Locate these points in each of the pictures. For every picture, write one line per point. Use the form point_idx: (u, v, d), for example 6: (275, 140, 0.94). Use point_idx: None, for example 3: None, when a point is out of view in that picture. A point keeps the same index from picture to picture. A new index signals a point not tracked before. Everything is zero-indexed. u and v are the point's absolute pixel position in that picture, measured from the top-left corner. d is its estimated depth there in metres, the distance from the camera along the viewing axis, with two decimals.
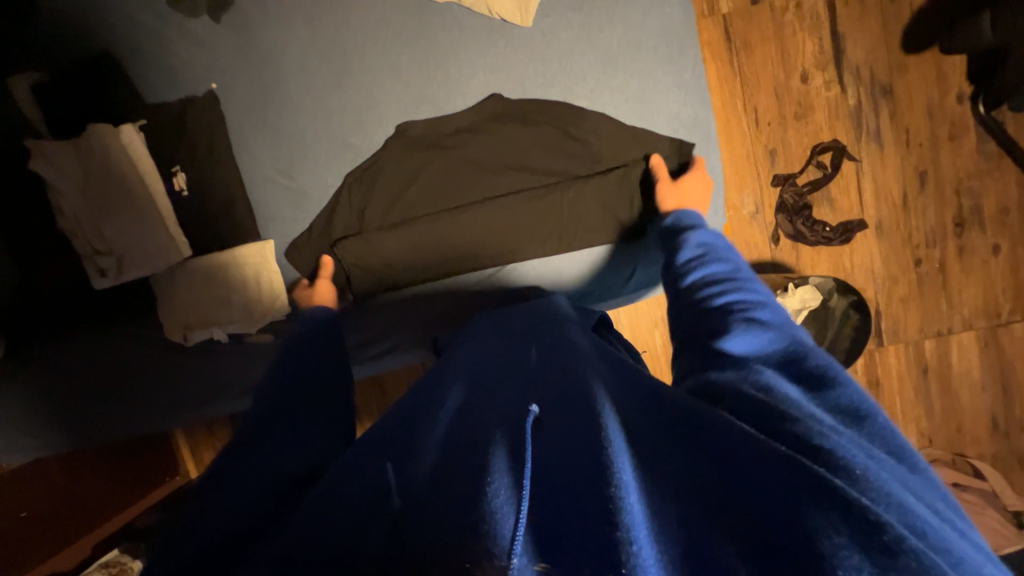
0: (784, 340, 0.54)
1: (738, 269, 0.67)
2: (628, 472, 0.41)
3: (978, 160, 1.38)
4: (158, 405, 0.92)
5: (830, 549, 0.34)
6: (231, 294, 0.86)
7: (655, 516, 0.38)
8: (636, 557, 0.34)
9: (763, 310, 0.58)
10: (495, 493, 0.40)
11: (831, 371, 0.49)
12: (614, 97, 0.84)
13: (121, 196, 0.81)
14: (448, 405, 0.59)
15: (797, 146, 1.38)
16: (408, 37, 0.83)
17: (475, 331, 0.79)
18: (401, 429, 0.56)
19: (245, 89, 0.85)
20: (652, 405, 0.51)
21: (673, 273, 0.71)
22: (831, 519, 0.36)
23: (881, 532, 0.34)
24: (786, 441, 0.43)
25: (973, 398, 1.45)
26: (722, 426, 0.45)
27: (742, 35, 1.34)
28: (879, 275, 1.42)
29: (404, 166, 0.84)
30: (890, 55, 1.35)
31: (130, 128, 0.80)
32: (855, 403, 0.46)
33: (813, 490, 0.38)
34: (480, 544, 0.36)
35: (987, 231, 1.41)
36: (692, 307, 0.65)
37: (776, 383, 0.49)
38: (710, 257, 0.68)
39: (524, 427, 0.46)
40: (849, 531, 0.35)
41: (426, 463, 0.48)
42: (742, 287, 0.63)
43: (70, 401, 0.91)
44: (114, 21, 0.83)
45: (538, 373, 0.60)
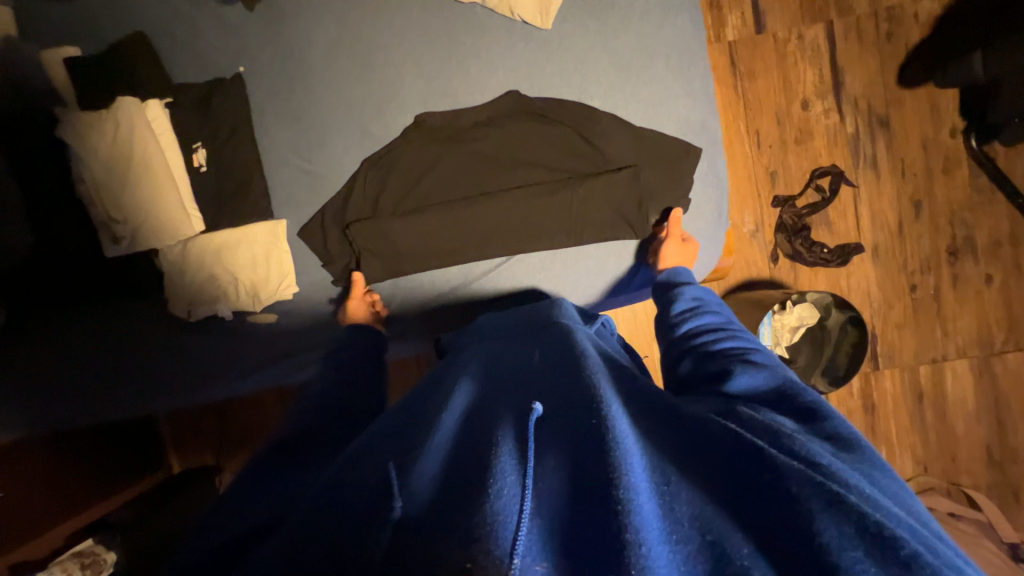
0: (774, 378, 0.58)
1: (727, 323, 0.73)
2: (638, 474, 0.42)
3: (970, 193, 1.43)
4: (165, 383, 0.92)
5: (845, 562, 0.36)
6: (239, 271, 0.87)
7: (667, 516, 0.40)
8: (644, 558, 0.35)
9: (753, 355, 0.63)
10: (499, 490, 0.41)
11: (823, 405, 0.52)
12: (626, 100, 0.88)
13: (140, 167, 0.83)
14: (454, 403, 0.58)
15: (797, 170, 1.43)
16: (433, 35, 0.87)
17: (479, 334, 0.81)
18: (405, 428, 0.57)
19: (271, 75, 0.88)
20: (660, 413, 0.52)
21: (668, 323, 0.77)
22: (845, 530, 0.37)
23: (897, 546, 0.36)
24: (788, 453, 0.44)
25: (968, 427, 1.46)
26: (733, 439, 0.46)
27: (746, 62, 1.41)
28: (875, 299, 1.44)
29: (422, 157, 0.87)
30: (887, 88, 1.41)
31: (157, 104, 0.84)
32: (846, 433, 0.48)
33: (827, 504, 0.39)
34: (482, 546, 0.36)
35: (980, 261, 1.44)
36: (688, 352, 0.70)
37: (772, 416, 0.51)
38: (701, 311, 0.75)
39: (528, 427, 0.47)
40: (863, 543, 0.36)
41: (427, 470, 0.47)
42: (732, 337, 0.68)
43: (63, 378, 0.89)
44: (151, 4, 0.86)
45: (545, 373, 0.61)
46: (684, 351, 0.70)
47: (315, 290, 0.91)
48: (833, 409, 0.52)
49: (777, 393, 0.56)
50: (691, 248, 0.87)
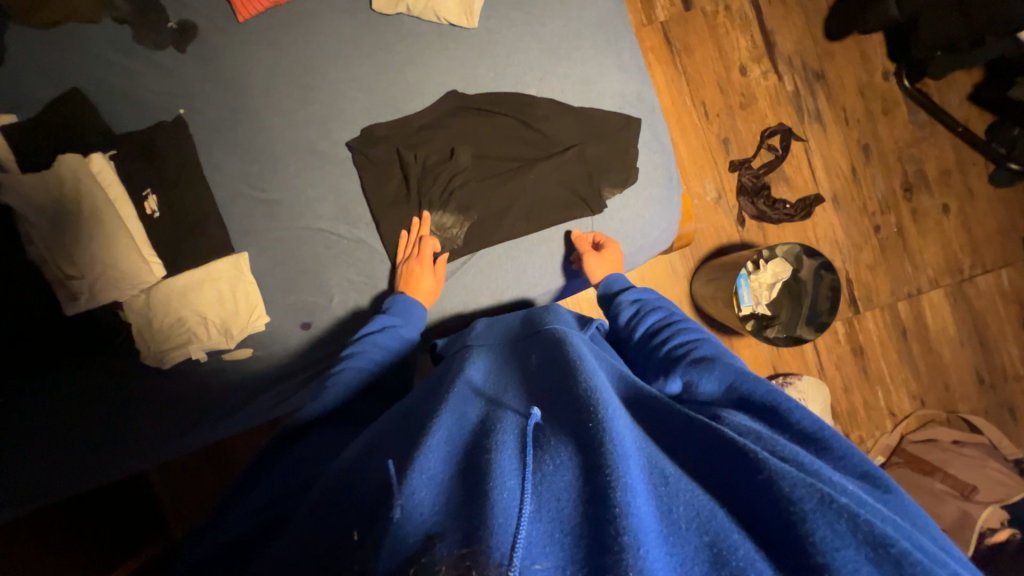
0: (725, 370, 0.59)
1: (672, 316, 0.76)
2: (633, 477, 0.42)
3: (912, 129, 1.49)
4: (148, 447, 0.89)
5: (839, 561, 0.37)
6: (206, 310, 0.86)
7: (665, 517, 0.41)
8: (641, 560, 0.35)
9: (702, 349, 0.66)
10: (499, 493, 0.41)
11: (776, 393, 0.54)
12: (562, 83, 0.90)
13: (91, 222, 0.83)
14: (456, 410, 0.56)
15: (747, 133, 1.47)
16: (364, 48, 0.89)
17: (473, 338, 0.82)
18: (406, 432, 0.55)
19: (213, 111, 0.88)
20: (658, 415, 0.53)
21: (623, 331, 0.79)
22: (838, 530, 0.39)
23: (889, 545, 0.37)
24: (775, 452, 0.46)
25: (955, 353, 1.49)
26: (722, 436, 0.46)
27: (681, 39, 1.45)
28: (844, 245, 1.47)
29: (377, 167, 0.88)
30: (816, 43, 1.47)
31: (100, 157, 0.84)
32: (817, 424, 0.49)
33: (819, 503, 0.40)
34: (484, 543, 0.37)
35: (934, 193, 1.49)
36: (647, 355, 0.72)
37: (738, 417, 0.53)
38: (646, 312, 0.78)
39: (527, 433, 0.48)
40: (858, 543, 0.38)
41: (430, 469, 0.46)
42: (680, 332, 0.71)
43: (39, 450, 0.86)
44: (82, 60, 0.87)
45: (540, 382, 0.60)
46: (645, 355, 0.72)
47: (286, 316, 0.90)
48: (788, 395, 0.53)
49: (730, 390, 0.57)
50: (610, 252, 0.89)
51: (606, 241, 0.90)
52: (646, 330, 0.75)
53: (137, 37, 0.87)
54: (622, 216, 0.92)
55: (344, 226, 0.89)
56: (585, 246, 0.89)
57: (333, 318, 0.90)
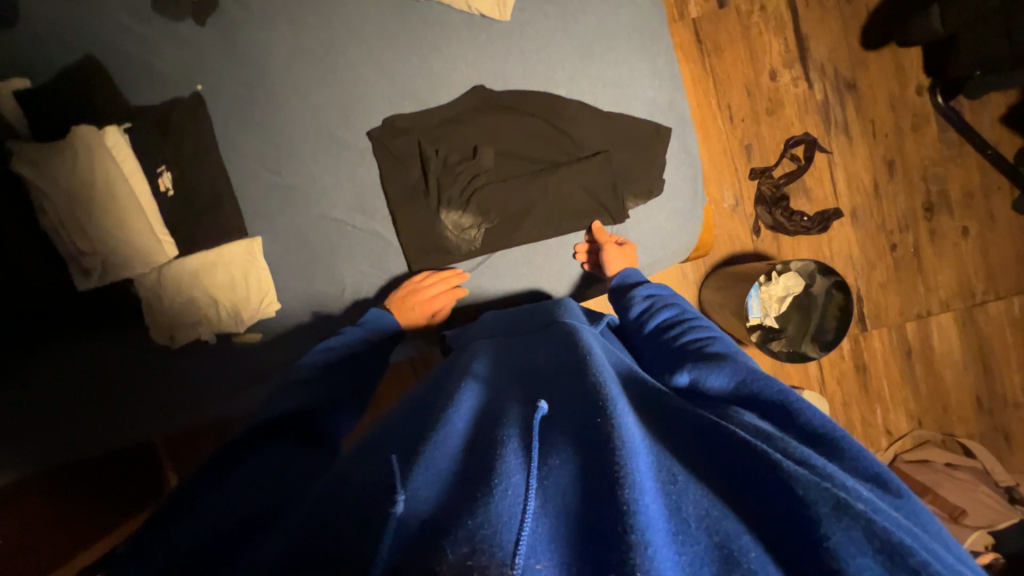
0: (738, 369, 0.59)
1: (684, 314, 0.75)
2: (643, 473, 0.41)
3: (940, 148, 1.45)
4: (156, 417, 0.90)
5: (853, 568, 0.36)
6: (218, 294, 0.86)
7: (674, 516, 0.39)
8: (650, 560, 0.34)
9: (716, 347, 0.65)
10: (504, 490, 0.40)
11: (791, 394, 0.53)
12: (592, 85, 0.90)
13: (104, 196, 0.81)
14: (461, 402, 0.54)
15: (771, 141, 1.43)
16: (391, 34, 0.87)
17: (482, 329, 0.81)
18: (413, 424, 0.55)
19: (230, 87, 0.86)
20: (668, 417, 0.52)
21: (632, 326, 0.78)
22: (853, 536, 0.37)
23: (906, 553, 0.36)
24: (788, 455, 0.44)
25: (957, 377, 1.49)
26: (735, 441, 0.45)
27: (712, 38, 1.40)
28: (858, 261, 1.46)
29: (397, 159, 0.87)
30: (851, 52, 1.43)
31: (115, 130, 0.82)
32: (830, 427, 0.48)
33: (834, 508, 0.38)
34: (487, 543, 0.36)
35: (955, 214, 1.47)
36: (657, 350, 0.71)
37: (751, 418, 0.52)
38: (658, 307, 0.77)
39: (532, 427, 0.47)
40: (873, 550, 0.36)
41: (436, 465, 0.45)
42: (692, 330, 0.70)
43: (42, 419, 0.87)
44: (99, 26, 0.84)
45: (549, 372, 0.60)
46: (655, 350, 0.71)
47: (297, 302, 0.90)
48: (802, 396, 0.53)
49: (744, 388, 0.56)
50: (630, 249, 0.90)
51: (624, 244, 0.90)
52: (657, 326, 0.74)
53: (154, 6, 0.85)
54: (642, 227, 0.93)
55: (360, 217, 0.89)
56: (606, 238, 0.89)
57: (339, 306, 0.90)
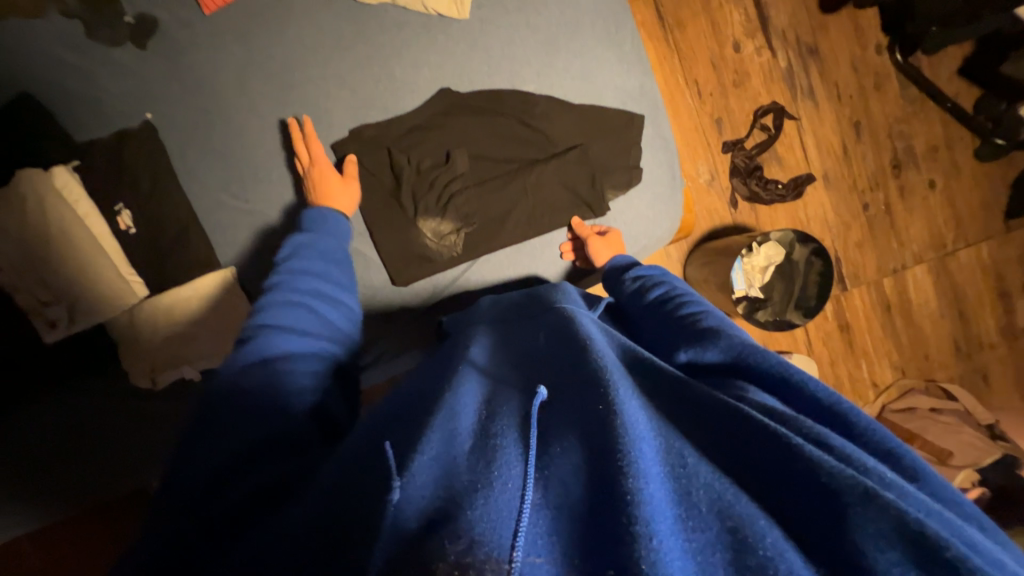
0: (735, 340, 0.56)
1: (679, 290, 0.73)
2: (648, 461, 0.39)
3: (903, 104, 1.48)
4: (148, 451, 0.86)
5: (879, 564, 0.34)
6: (198, 329, 0.83)
7: (682, 501, 0.38)
8: (654, 552, 0.33)
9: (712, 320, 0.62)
10: (502, 482, 0.40)
11: (791, 367, 0.50)
12: (560, 77, 0.89)
13: (60, 241, 0.77)
14: (461, 391, 0.52)
15: (740, 112, 1.44)
16: (347, 44, 0.85)
17: (478, 316, 0.78)
18: (410, 409, 0.52)
19: (183, 114, 0.83)
20: (673, 389, 0.49)
21: (628, 307, 0.76)
22: (880, 530, 0.35)
23: (941, 548, 0.33)
24: (802, 433, 0.42)
25: (935, 325, 1.54)
26: (743, 418, 0.42)
27: (673, 13, 1.39)
28: (834, 223, 1.48)
29: (369, 170, 0.85)
30: (810, 16, 1.43)
31: (64, 170, 0.77)
32: (840, 402, 0.46)
33: (863, 497, 0.36)
34: (490, 550, 0.34)
35: (922, 168, 1.50)
36: (654, 327, 0.69)
37: (757, 396, 0.49)
38: (652, 286, 0.75)
39: (530, 417, 0.46)
40: (900, 544, 0.34)
41: (435, 453, 0.43)
42: (689, 305, 0.68)
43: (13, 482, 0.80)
44: (29, 59, 0.79)
45: (549, 359, 0.57)
46: (651, 328, 0.69)
47: None
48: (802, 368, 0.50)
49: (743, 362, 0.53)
50: (614, 236, 0.89)
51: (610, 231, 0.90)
52: (653, 305, 0.72)
53: (88, 33, 0.80)
54: (624, 217, 0.93)
55: None
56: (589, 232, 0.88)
57: None
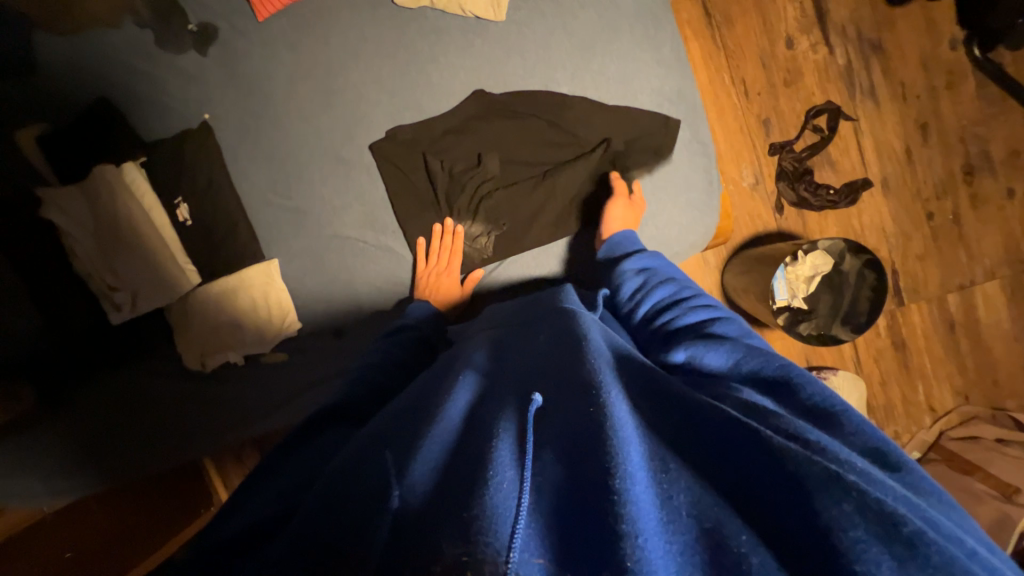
0: (739, 345, 0.56)
1: (676, 289, 0.72)
2: (634, 462, 0.40)
3: (980, 105, 1.35)
4: (196, 426, 0.94)
5: (846, 543, 0.34)
6: (243, 317, 0.89)
7: (664, 504, 0.38)
8: (639, 549, 0.34)
9: (714, 323, 0.63)
10: (497, 485, 0.39)
11: (791, 369, 0.51)
12: (594, 80, 0.88)
13: (127, 232, 0.85)
14: (458, 394, 0.55)
15: (790, 113, 1.36)
16: (387, 48, 0.88)
17: (485, 321, 0.80)
18: (408, 420, 0.54)
19: (235, 116, 0.89)
20: (655, 391, 0.48)
21: (625, 304, 0.75)
22: (846, 509, 0.35)
23: (900, 523, 0.34)
24: (780, 431, 0.42)
25: (1007, 349, 1.40)
26: (725, 421, 0.42)
27: (721, 10, 1.33)
28: (892, 233, 1.38)
29: (404, 174, 0.88)
30: (875, 10, 1.34)
31: (133, 167, 0.85)
32: (834, 401, 0.46)
33: (826, 482, 0.36)
34: (479, 540, 0.35)
35: (999, 176, 1.37)
36: (653, 327, 0.68)
37: (752, 397, 0.49)
38: (650, 284, 0.74)
39: (528, 417, 0.46)
40: (867, 523, 0.34)
41: (429, 457, 0.46)
42: (687, 306, 0.68)
43: (86, 444, 0.92)
44: (107, 66, 0.87)
45: (544, 360, 0.57)
46: (650, 328, 0.68)
47: (317, 320, 0.92)
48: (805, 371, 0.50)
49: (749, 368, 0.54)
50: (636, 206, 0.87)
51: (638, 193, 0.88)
52: (652, 304, 0.71)
53: (157, 41, 0.87)
54: (656, 222, 0.90)
55: (371, 234, 0.91)
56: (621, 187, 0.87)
57: (357, 320, 0.92)
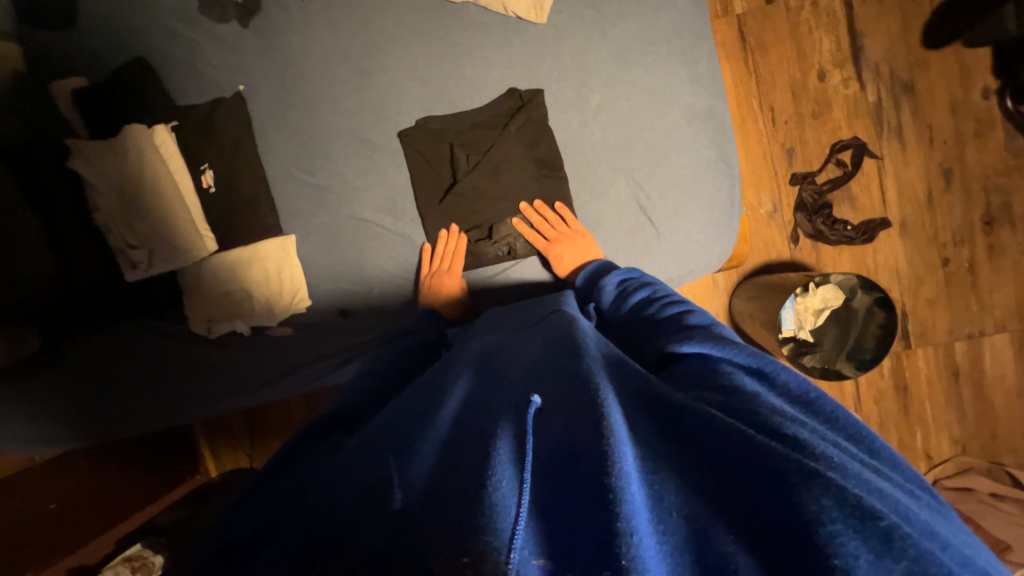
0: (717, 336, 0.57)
1: (655, 291, 0.74)
2: (629, 460, 0.39)
3: (1006, 156, 1.35)
4: (195, 392, 0.95)
5: (826, 536, 0.34)
6: (254, 288, 0.89)
7: (654, 506, 0.38)
8: (635, 548, 0.34)
9: (693, 317, 0.64)
10: (496, 483, 0.40)
11: (763, 357, 0.52)
12: (627, 90, 0.88)
13: (150, 192, 0.85)
14: (453, 398, 0.57)
15: (815, 145, 1.36)
16: (425, 38, 0.88)
17: (485, 323, 0.80)
18: (409, 419, 0.55)
19: (269, 90, 0.90)
20: (642, 392, 0.48)
21: (610, 313, 0.76)
22: (825, 504, 0.35)
23: (876, 517, 0.34)
24: (764, 428, 0.42)
25: (1009, 403, 1.39)
26: (715, 423, 0.42)
27: (756, 36, 1.34)
28: (905, 275, 1.37)
29: (428, 163, 0.89)
30: (910, 51, 1.33)
31: (163, 129, 0.87)
32: (807, 389, 0.49)
33: (805, 477, 0.36)
34: (479, 539, 0.36)
35: (1019, 229, 1.36)
36: (638, 330, 0.69)
37: (735, 381, 0.50)
38: (632, 290, 0.75)
39: (527, 419, 0.45)
40: (846, 517, 0.34)
41: (426, 453, 0.48)
42: (669, 304, 0.69)
43: (88, 398, 0.94)
44: (152, 29, 0.89)
45: (542, 363, 0.58)
46: (635, 330, 0.69)
47: (326, 299, 0.93)
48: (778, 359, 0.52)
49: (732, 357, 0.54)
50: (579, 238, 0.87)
51: (551, 221, 0.88)
52: (635, 308, 0.72)
53: (201, 9, 0.89)
54: (673, 237, 0.91)
55: (389, 219, 0.91)
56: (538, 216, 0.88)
57: (366, 303, 0.93)
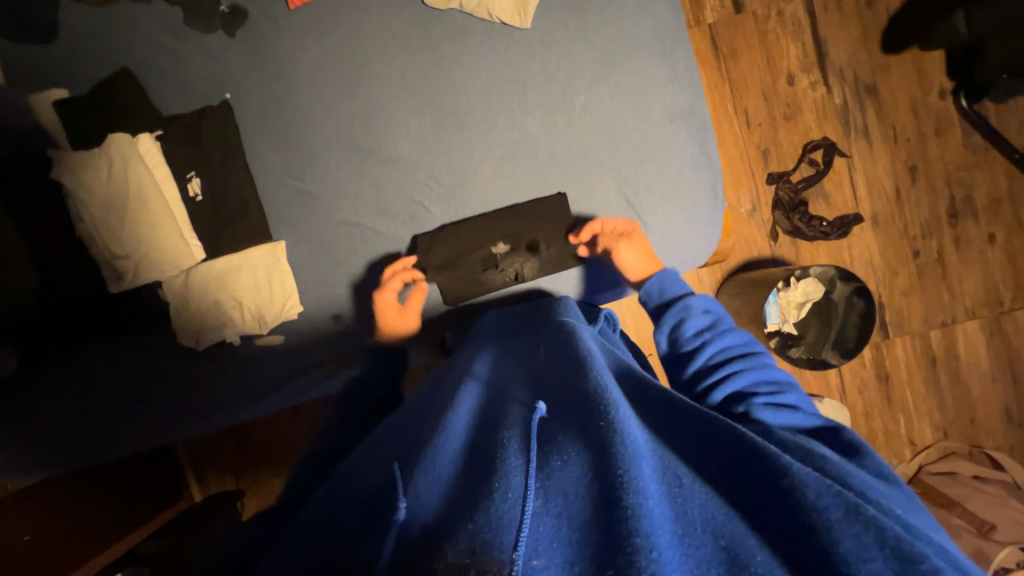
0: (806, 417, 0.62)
1: (739, 341, 0.75)
2: (644, 476, 0.41)
3: (965, 153, 1.43)
4: (179, 412, 0.92)
5: (857, 566, 0.38)
6: (242, 296, 0.88)
7: (680, 519, 0.40)
8: (654, 562, 0.34)
9: (784, 390, 0.67)
10: (504, 494, 0.40)
11: (855, 442, 0.57)
12: (611, 92, 0.92)
13: (136, 202, 0.85)
14: (461, 404, 0.54)
15: (789, 146, 1.42)
16: (413, 46, 0.90)
17: (485, 329, 0.81)
18: (409, 430, 0.54)
19: (257, 97, 0.90)
20: (670, 419, 0.52)
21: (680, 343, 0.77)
22: (863, 539, 0.39)
23: (916, 560, 0.38)
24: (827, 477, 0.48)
25: (984, 387, 1.44)
26: (747, 447, 0.47)
27: (728, 43, 1.40)
28: (879, 268, 1.43)
29: (430, 192, 0.92)
30: (872, 56, 1.41)
31: (148, 138, 0.87)
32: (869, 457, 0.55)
33: (843, 513, 0.41)
34: (492, 555, 0.35)
35: (981, 221, 1.43)
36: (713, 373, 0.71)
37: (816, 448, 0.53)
38: (717, 328, 0.76)
39: (532, 431, 0.46)
40: (885, 558, 0.38)
41: (438, 470, 0.45)
42: (753, 361, 0.72)
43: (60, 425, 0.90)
44: (135, 41, 0.89)
45: (547, 372, 0.59)
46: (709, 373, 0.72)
47: (319, 306, 0.92)
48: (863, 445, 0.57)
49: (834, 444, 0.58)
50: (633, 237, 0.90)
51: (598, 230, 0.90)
52: (713, 349, 0.74)
53: (186, 19, 0.89)
54: (662, 230, 0.94)
55: (381, 220, 0.92)
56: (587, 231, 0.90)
57: (358, 309, 0.92)
